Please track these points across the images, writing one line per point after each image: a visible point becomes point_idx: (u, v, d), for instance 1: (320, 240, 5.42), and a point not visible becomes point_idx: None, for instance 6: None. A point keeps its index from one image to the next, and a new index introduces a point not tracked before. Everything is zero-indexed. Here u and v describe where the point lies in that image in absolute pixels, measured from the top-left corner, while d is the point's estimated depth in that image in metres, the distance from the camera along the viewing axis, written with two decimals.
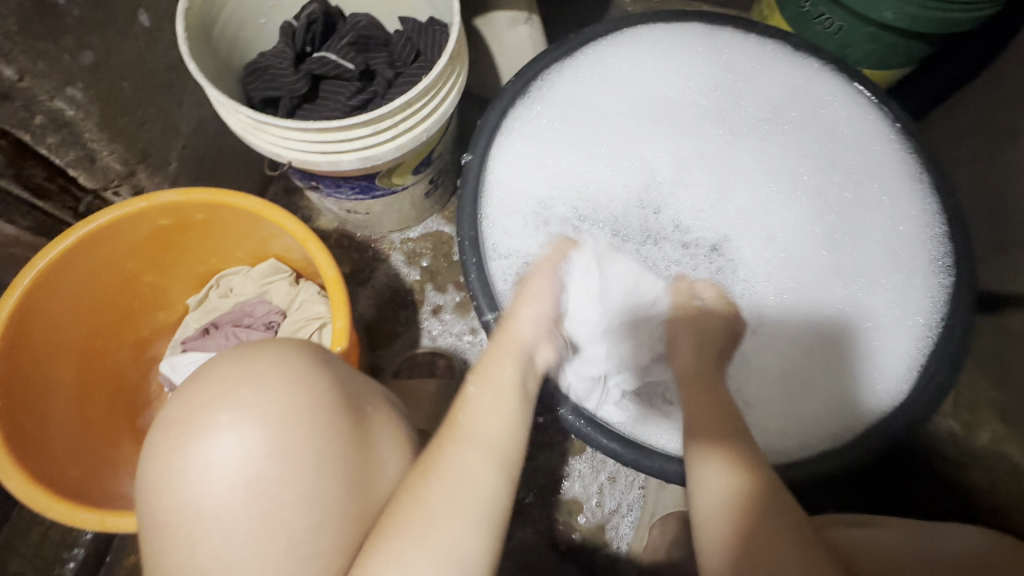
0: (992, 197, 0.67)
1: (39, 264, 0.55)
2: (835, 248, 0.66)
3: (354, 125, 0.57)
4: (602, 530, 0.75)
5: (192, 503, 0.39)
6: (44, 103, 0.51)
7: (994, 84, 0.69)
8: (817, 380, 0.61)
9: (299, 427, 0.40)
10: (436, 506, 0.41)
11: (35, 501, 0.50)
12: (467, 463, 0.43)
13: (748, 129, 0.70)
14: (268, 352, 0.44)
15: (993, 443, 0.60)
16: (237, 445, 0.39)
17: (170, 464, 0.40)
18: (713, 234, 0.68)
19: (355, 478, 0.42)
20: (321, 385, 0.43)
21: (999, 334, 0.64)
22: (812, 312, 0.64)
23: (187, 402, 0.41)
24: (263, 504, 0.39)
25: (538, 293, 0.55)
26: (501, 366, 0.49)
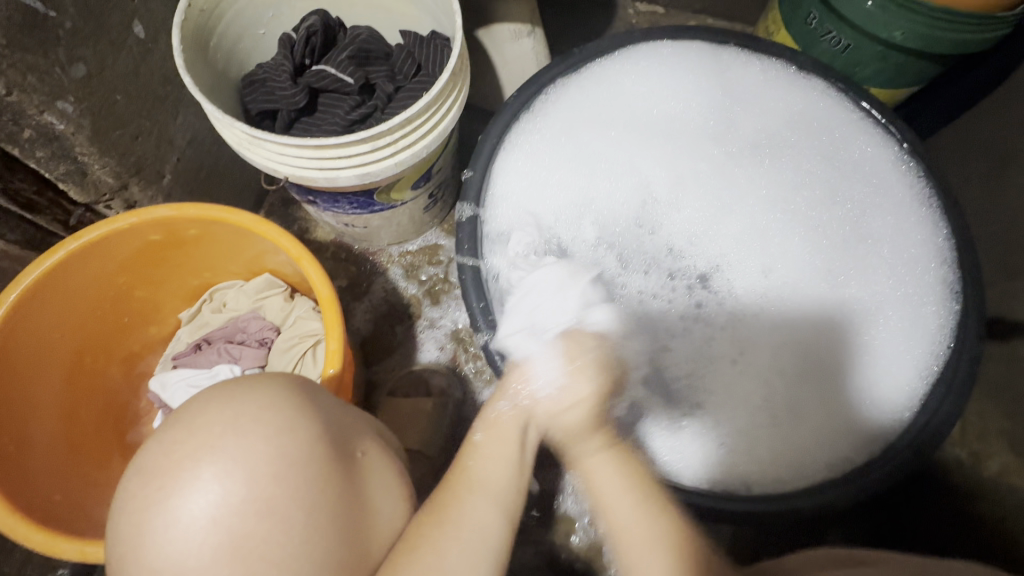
0: (1004, 220, 0.66)
1: (25, 281, 0.54)
2: (833, 279, 0.65)
3: (353, 142, 0.56)
4: (600, 553, 0.73)
5: (172, 564, 0.36)
6: (32, 117, 0.50)
7: (1006, 105, 0.68)
8: (807, 411, 0.61)
9: (288, 481, 0.39)
10: (453, 555, 0.44)
11: (14, 530, 0.49)
12: (476, 509, 0.47)
13: (746, 152, 0.70)
14: (255, 392, 0.41)
15: (1002, 475, 0.60)
16: (221, 501, 0.37)
17: (148, 519, 0.37)
18: (704, 263, 0.69)
19: (344, 528, 0.41)
20: (312, 430, 0.41)
21: (1009, 362, 0.63)
22: (794, 335, 0.65)
23: (168, 449, 0.39)
24: (248, 566, 0.37)
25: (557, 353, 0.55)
26: (510, 425, 0.52)
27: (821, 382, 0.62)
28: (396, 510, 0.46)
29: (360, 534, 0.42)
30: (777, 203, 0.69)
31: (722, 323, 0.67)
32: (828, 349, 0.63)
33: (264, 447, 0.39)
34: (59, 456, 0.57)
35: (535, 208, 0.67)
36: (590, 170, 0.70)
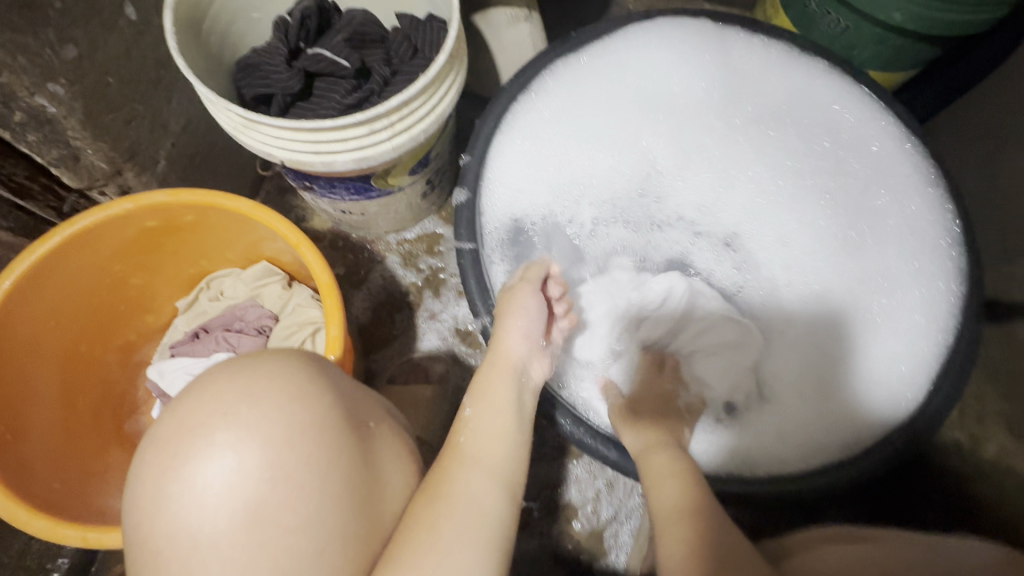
0: (1001, 204, 0.66)
1: (20, 267, 0.53)
2: (850, 252, 0.66)
3: (351, 125, 0.55)
4: (601, 538, 0.73)
5: (187, 529, 0.36)
6: (23, 99, 0.49)
7: (1004, 88, 0.68)
8: (834, 380, 0.61)
9: (299, 447, 0.38)
10: (445, 532, 0.41)
11: (13, 517, 0.48)
12: (472, 486, 0.44)
13: (746, 121, 0.70)
14: (265, 364, 0.41)
15: (1000, 457, 0.60)
16: (234, 466, 0.37)
17: (164, 487, 0.37)
18: (724, 229, 0.71)
19: (358, 497, 0.40)
20: (323, 399, 0.41)
21: (1009, 343, 0.63)
22: (818, 311, 0.65)
23: (178, 421, 0.39)
24: (263, 531, 0.36)
25: (524, 308, 0.55)
26: (499, 390, 0.51)
27: (835, 355, 0.63)
28: (406, 489, 0.45)
29: (375, 507, 0.41)
30: (783, 176, 0.69)
31: (746, 285, 0.69)
32: (844, 322, 0.64)
33: (275, 414, 0.39)
34: (58, 444, 0.57)
35: (542, 192, 0.68)
36: (598, 145, 0.70)
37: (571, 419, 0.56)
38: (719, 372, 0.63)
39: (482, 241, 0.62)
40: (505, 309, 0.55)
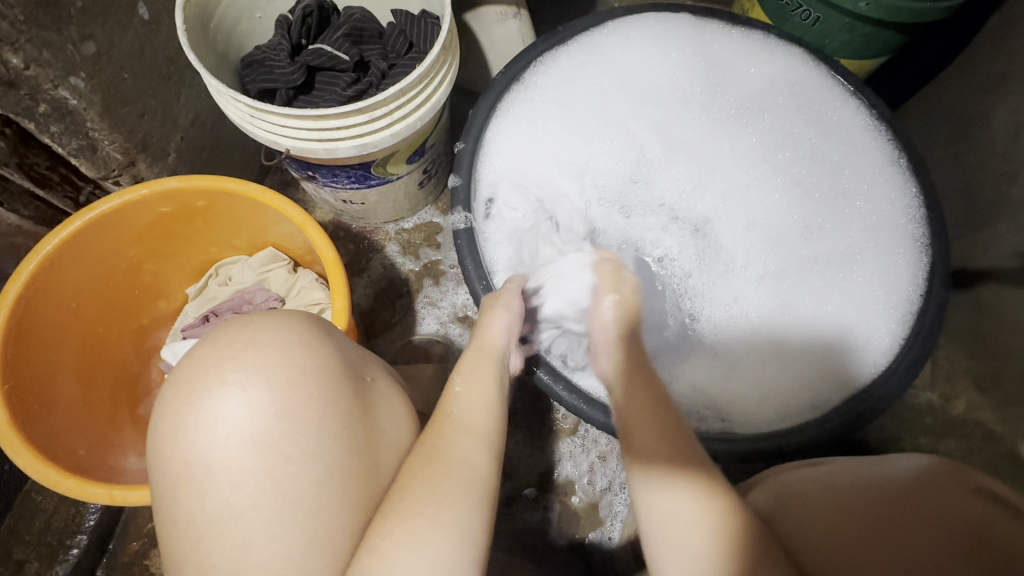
0: (964, 179, 0.71)
1: (45, 249, 0.56)
2: (811, 236, 0.70)
3: (351, 112, 0.59)
4: (596, 508, 0.77)
5: (210, 456, 0.39)
6: (48, 91, 0.53)
7: (963, 72, 0.73)
8: (797, 352, 0.65)
9: (305, 390, 0.41)
10: (443, 486, 0.42)
11: (44, 476, 0.52)
12: (466, 449, 0.45)
13: (727, 117, 0.74)
14: (271, 321, 0.44)
15: (968, 412, 0.65)
16: (248, 403, 0.40)
17: (182, 419, 0.40)
18: (696, 215, 0.73)
19: (358, 441, 0.42)
20: (326, 354, 0.44)
21: (974, 308, 0.68)
22: (768, 300, 0.68)
23: (200, 364, 0.42)
24: (270, 460, 0.39)
25: (508, 304, 0.55)
26: (486, 374, 0.51)
27: (795, 331, 0.66)
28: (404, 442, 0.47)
29: (375, 453, 0.44)
30: (758, 162, 0.73)
31: (706, 275, 0.71)
32: (803, 303, 0.67)
33: (282, 359, 0.42)
34: (81, 416, 0.60)
35: (525, 171, 0.71)
36: (579, 134, 0.73)
37: (548, 370, 0.59)
38: (703, 370, 0.66)
39: (475, 214, 0.66)
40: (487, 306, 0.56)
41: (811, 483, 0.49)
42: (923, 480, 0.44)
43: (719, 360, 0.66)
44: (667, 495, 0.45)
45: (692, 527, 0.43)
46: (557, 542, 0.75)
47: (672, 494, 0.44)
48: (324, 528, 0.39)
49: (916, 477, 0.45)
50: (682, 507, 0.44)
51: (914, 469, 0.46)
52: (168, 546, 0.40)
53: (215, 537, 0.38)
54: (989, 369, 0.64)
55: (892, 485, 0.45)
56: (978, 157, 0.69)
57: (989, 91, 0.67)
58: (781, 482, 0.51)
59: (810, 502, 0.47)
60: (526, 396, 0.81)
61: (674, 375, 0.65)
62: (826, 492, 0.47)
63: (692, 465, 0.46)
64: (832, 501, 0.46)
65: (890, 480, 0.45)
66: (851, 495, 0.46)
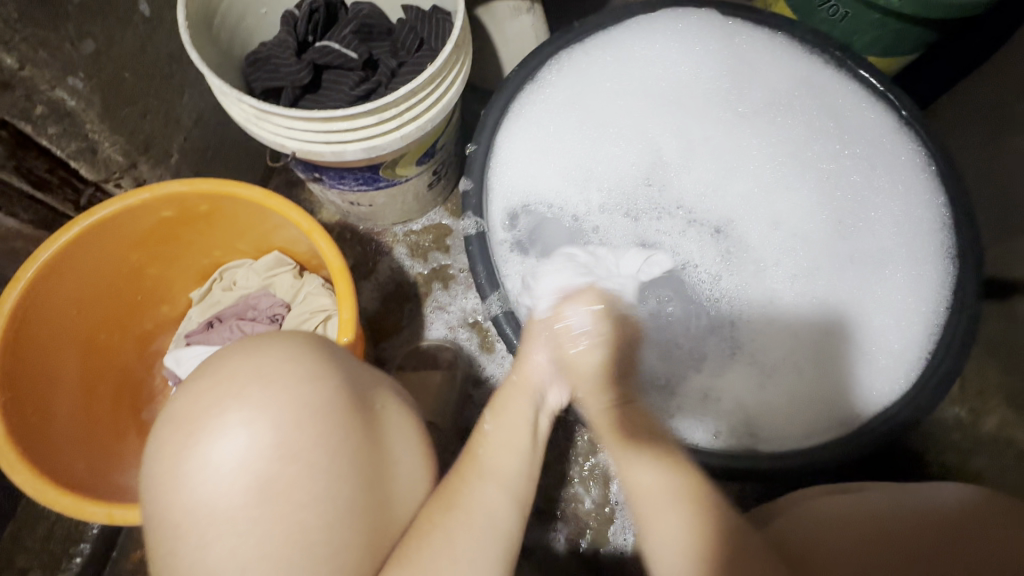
0: (999, 184, 0.68)
1: (42, 256, 0.54)
2: (845, 234, 0.66)
3: (360, 114, 0.56)
4: (609, 521, 0.74)
5: (210, 502, 0.37)
6: (45, 92, 0.51)
7: (999, 72, 0.69)
8: (834, 353, 0.61)
9: (311, 427, 0.39)
10: (461, 538, 0.41)
11: (42, 495, 0.50)
12: (485, 494, 0.45)
13: (755, 113, 0.70)
14: (273, 345, 0.42)
15: (1000, 429, 0.63)
16: (248, 444, 0.38)
17: (181, 463, 0.38)
18: (717, 217, 0.69)
19: (367, 476, 0.41)
20: (331, 382, 0.41)
21: (1007, 321, 0.65)
22: (808, 309, 0.64)
23: (196, 398, 0.40)
24: (276, 507, 0.37)
25: (547, 336, 0.52)
26: (521, 410, 0.51)
27: (828, 332, 0.62)
28: (417, 470, 0.45)
29: (384, 486, 0.42)
30: (784, 159, 0.69)
31: (731, 282, 0.66)
32: (845, 317, 0.62)
33: (286, 395, 0.39)
34: (82, 428, 0.59)
35: (538, 173, 0.68)
36: (592, 135, 0.70)
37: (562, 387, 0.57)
38: (742, 382, 0.62)
39: (487, 219, 0.64)
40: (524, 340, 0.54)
41: (840, 509, 0.47)
42: (968, 509, 0.42)
43: (757, 365, 0.62)
44: (645, 474, 0.46)
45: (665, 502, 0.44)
46: (568, 555, 0.73)
47: (656, 475, 0.46)
48: (333, 569, 0.38)
49: (951, 509, 0.43)
50: (654, 485, 0.45)
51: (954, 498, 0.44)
52: None
53: None
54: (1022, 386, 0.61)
55: (934, 514, 0.43)
56: (1016, 161, 0.65)
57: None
58: (811, 507, 0.49)
59: (842, 527, 0.44)
60: None
61: (719, 391, 0.62)
62: (864, 520, 0.44)
63: (662, 442, 0.48)
64: (863, 527, 0.44)
65: (923, 509, 0.44)
66: (895, 522, 0.43)
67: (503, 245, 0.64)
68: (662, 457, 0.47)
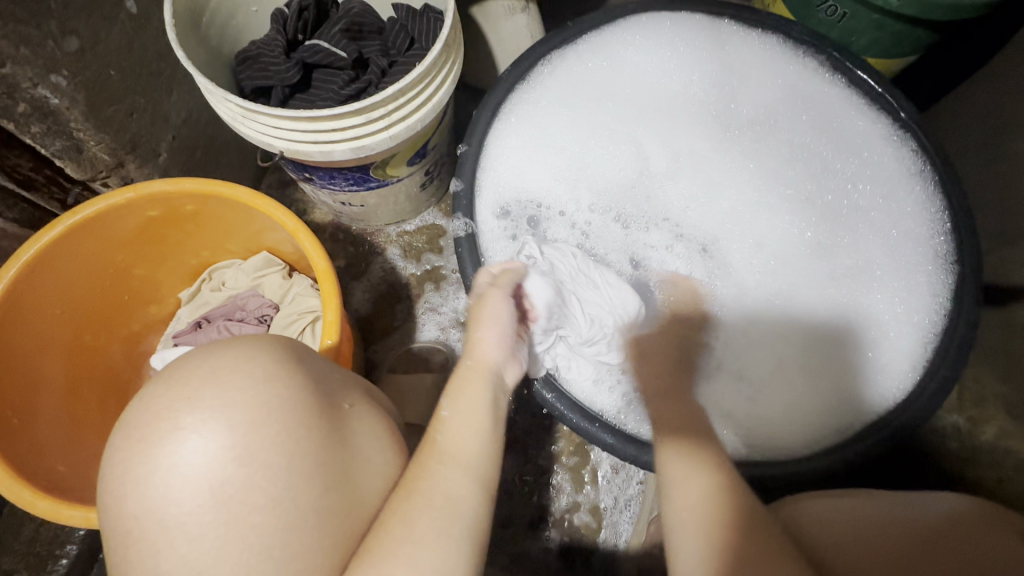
0: (999, 189, 0.66)
1: (22, 256, 0.54)
2: (829, 249, 0.66)
3: (347, 114, 0.56)
4: (601, 526, 0.73)
5: (161, 508, 0.36)
6: (27, 90, 0.50)
7: (1001, 74, 0.68)
8: (818, 366, 0.62)
9: (268, 428, 0.38)
10: (423, 524, 0.39)
11: (18, 498, 0.49)
12: (449, 480, 0.42)
13: (743, 123, 0.71)
14: (246, 347, 0.41)
15: (998, 439, 0.61)
16: (202, 448, 0.37)
17: (130, 469, 0.37)
18: (702, 235, 0.70)
19: (332, 476, 0.40)
20: (295, 382, 0.41)
21: (1006, 328, 0.64)
22: (797, 326, 0.65)
23: (149, 404, 0.39)
24: (232, 511, 0.36)
25: (496, 316, 0.50)
26: (476, 393, 0.47)
27: (817, 348, 0.63)
28: (390, 472, 0.44)
29: (350, 487, 0.41)
30: (769, 173, 0.70)
31: (719, 296, 0.67)
32: (832, 331, 0.63)
33: (242, 397, 0.38)
34: (64, 429, 0.58)
35: (527, 175, 0.68)
36: (580, 143, 0.70)
37: (556, 392, 0.56)
38: (726, 393, 0.62)
39: (476, 215, 0.63)
40: (473, 320, 0.51)
41: (834, 509, 0.46)
42: (953, 520, 0.43)
43: (744, 380, 0.63)
44: (685, 477, 0.46)
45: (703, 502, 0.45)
46: (559, 560, 0.72)
47: (695, 476, 0.46)
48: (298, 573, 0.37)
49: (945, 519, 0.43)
50: (689, 480, 0.46)
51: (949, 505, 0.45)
52: None
53: None
54: (1020, 396, 0.60)
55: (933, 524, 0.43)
56: (1016, 166, 0.64)
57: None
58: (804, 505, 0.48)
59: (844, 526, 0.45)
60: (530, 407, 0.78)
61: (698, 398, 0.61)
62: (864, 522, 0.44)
63: (702, 440, 0.50)
64: (862, 530, 0.44)
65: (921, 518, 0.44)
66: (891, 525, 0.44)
67: (493, 246, 0.63)
68: (702, 458, 0.48)
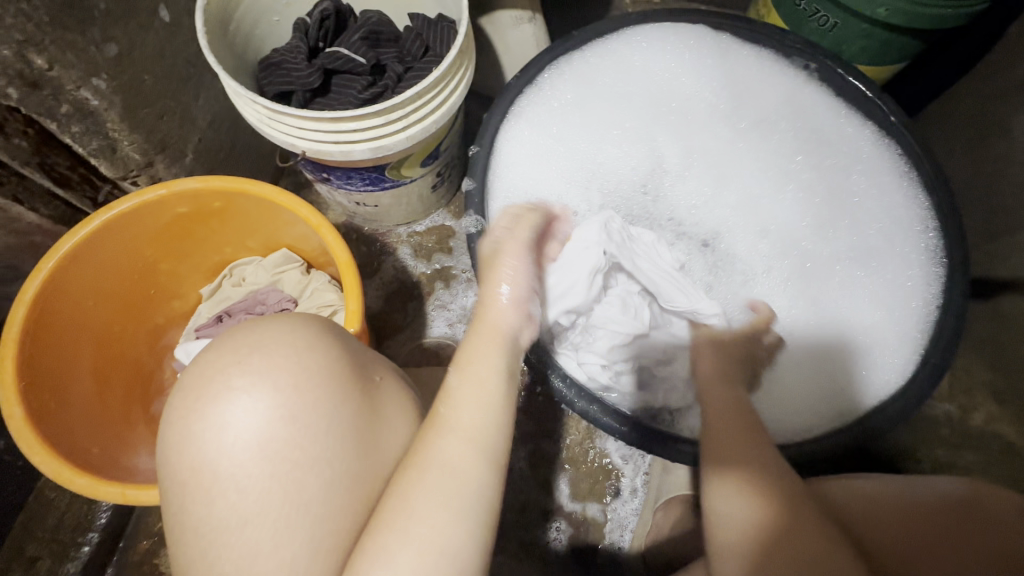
0: (982, 186, 0.69)
1: (63, 247, 0.57)
2: (831, 234, 0.70)
3: (368, 115, 0.59)
4: (607, 515, 0.76)
5: (214, 462, 0.39)
6: (70, 92, 0.53)
7: (981, 80, 0.71)
8: (829, 355, 0.64)
9: (310, 393, 0.41)
10: (416, 498, 0.40)
11: (58, 474, 0.52)
12: (449, 450, 0.42)
13: (749, 123, 0.74)
14: (280, 323, 0.44)
15: (987, 424, 0.64)
16: (252, 409, 0.40)
17: (191, 425, 0.40)
18: (705, 231, 0.73)
19: (363, 442, 0.42)
20: (333, 354, 0.44)
21: (994, 319, 0.66)
22: (796, 309, 0.68)
23: (204, 367, 0.42)
24: (276, 467, 0.39)
25: (514, 271, 0.51)
26: (488, 354, 0.46)
27: (820, 337, 0.66)
28: (411, 442, 0.47)
29: (378, 454, 0.43)
30: (777, 167, 0.73)
31: (734, 283, 0.71)
32: (841, 322, 0.66)
33: (289, 364, 0.42)
34: (95, 413, 0.61)
35: (543, 173, 0.71)
36: (597, 142, 0.74)
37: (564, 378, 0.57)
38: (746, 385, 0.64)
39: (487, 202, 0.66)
40: (487, 275, 0.51)
41: (853, 503, 0.48)
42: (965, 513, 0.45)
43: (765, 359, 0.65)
44: (732, 500, 0.47)
45: (750, 527, 0.46)
46: (567, 548, 0.74)
47: (741, 502, 0.47)
48: (331, 530, 0.40)
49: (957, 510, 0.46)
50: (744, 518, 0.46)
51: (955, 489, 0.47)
52: (176, 552, 0.40)
53: (223, 543, 0.38)
54: (1007, 382, 0.62)
55: (924, 509, 0.46)
56: (995, 166, 0.67)
57: (1007, 99, 0.66)
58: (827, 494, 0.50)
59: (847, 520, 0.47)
60: (538, 401, 0.81)
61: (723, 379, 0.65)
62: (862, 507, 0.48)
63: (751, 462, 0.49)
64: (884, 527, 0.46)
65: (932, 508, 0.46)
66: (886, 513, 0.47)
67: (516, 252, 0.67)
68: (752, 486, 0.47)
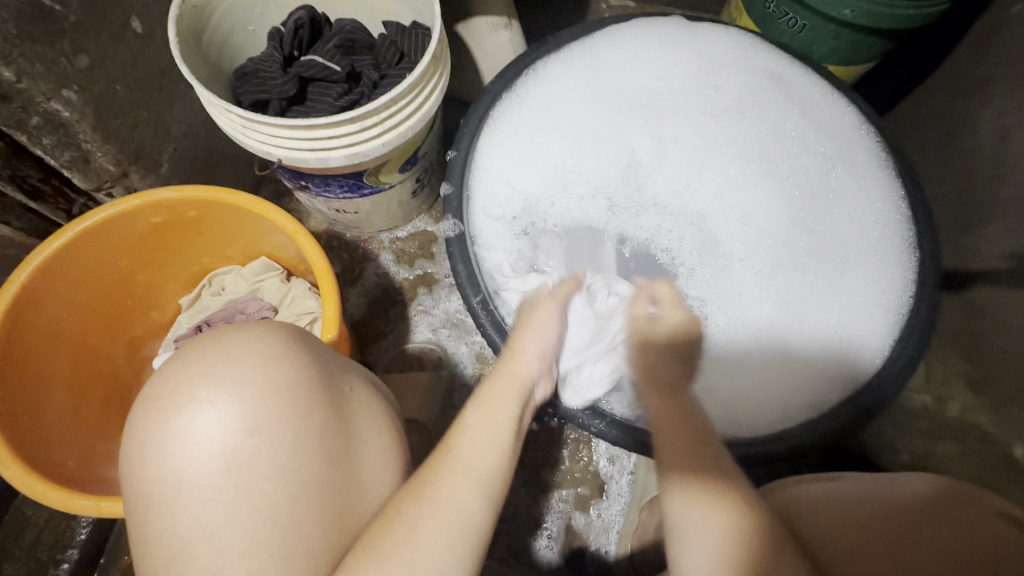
0: (950, 180, 0.71)
1: (35, 260, 0.56)
2: (804, 228, 0.69)
3: (342, 122, 0.59)
4: (593, 516, 0.76)
5: (174, 474, 0.39)
6: (40, 104, 0.53)
7: (946, 77, 0.73)
8: (803, 350, 0.64)
9: (276, 402, 0.41)
10: (429, 535, 0.39)
11: (31, 490, 0.51)
12: (458, 490, 0.42)
13: (725, 111, 0.73)
14: (244, 333, 0.44)
15: (964, 413, 0.64)
16: (215, 419, 0.40)
17: (153, 438, 0.40)
18: (689, 211, 0.72)
19: (331, 447, 0.42)
20: (299, 362, 0.44)
21: (964, 310, 0.67)
22: (770, 303, 0.67)
23: (166, 381, 0.42)
24: (239, 479, 0.39)
25: (542, 330, 0.56)
26: (501, 403, 0.49)
27: (817, 338, 0.64)
28: (385, 449, 0.47)
29: (348, 459, 0.43)
30: (755, 159, 0.72)
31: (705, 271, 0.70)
32: (823, 324, 0.64)
33: (251, 373, 0.42)
34: (69, 429, 0.60)
35: (522, 177, 0.71)
36: (572, 139, 0.73)
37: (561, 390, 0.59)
38: (728, 381, 0.63)
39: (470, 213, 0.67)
40: (520, 329, 0.57)
41: (818, 496, 0.48)
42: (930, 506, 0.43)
43: (730, 367, 0.64)
44: (688, 496, 0.45)
45: (709, 520, 0.43)
46: (553, 550, 0.74)
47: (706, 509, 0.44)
48: (303, 534, 0.39)
49: (924, 505, 0.44)
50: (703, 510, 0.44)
51: (928, 484, 0.45)
52: (142, 565, 0.40)
53: (188, 553, 0.38)
54: (982, 370, 0.63)
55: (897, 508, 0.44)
56: (962, 160, 0.69)
57: (972, 95, 0.68)
58: (801, 490, 0.50)
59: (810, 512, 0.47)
60: None
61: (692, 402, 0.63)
62: (833, 501, 0.47)
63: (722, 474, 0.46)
64: (848, 518, 0.45)
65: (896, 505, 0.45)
66: (857, 511, 0.45)
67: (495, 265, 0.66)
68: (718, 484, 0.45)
